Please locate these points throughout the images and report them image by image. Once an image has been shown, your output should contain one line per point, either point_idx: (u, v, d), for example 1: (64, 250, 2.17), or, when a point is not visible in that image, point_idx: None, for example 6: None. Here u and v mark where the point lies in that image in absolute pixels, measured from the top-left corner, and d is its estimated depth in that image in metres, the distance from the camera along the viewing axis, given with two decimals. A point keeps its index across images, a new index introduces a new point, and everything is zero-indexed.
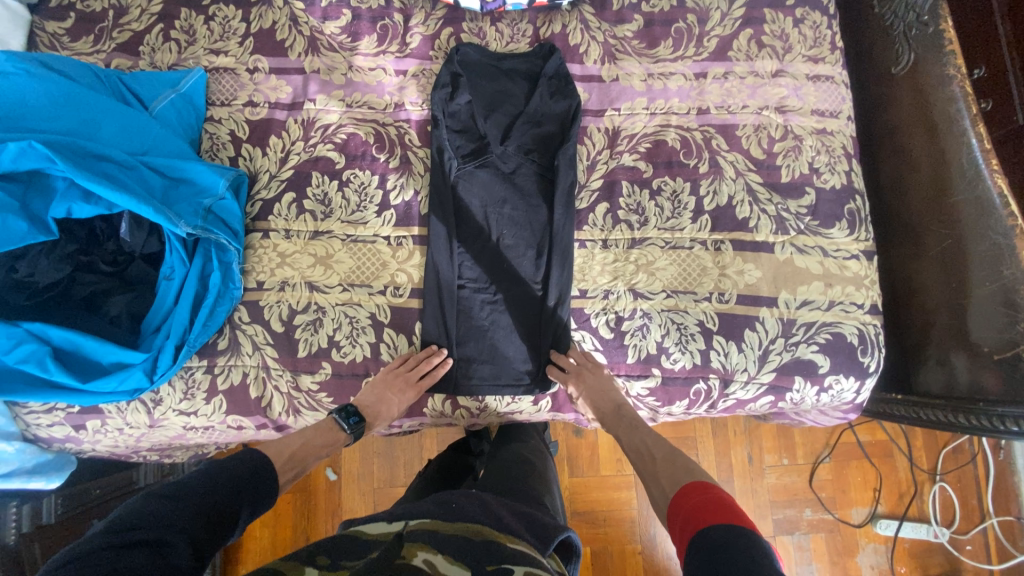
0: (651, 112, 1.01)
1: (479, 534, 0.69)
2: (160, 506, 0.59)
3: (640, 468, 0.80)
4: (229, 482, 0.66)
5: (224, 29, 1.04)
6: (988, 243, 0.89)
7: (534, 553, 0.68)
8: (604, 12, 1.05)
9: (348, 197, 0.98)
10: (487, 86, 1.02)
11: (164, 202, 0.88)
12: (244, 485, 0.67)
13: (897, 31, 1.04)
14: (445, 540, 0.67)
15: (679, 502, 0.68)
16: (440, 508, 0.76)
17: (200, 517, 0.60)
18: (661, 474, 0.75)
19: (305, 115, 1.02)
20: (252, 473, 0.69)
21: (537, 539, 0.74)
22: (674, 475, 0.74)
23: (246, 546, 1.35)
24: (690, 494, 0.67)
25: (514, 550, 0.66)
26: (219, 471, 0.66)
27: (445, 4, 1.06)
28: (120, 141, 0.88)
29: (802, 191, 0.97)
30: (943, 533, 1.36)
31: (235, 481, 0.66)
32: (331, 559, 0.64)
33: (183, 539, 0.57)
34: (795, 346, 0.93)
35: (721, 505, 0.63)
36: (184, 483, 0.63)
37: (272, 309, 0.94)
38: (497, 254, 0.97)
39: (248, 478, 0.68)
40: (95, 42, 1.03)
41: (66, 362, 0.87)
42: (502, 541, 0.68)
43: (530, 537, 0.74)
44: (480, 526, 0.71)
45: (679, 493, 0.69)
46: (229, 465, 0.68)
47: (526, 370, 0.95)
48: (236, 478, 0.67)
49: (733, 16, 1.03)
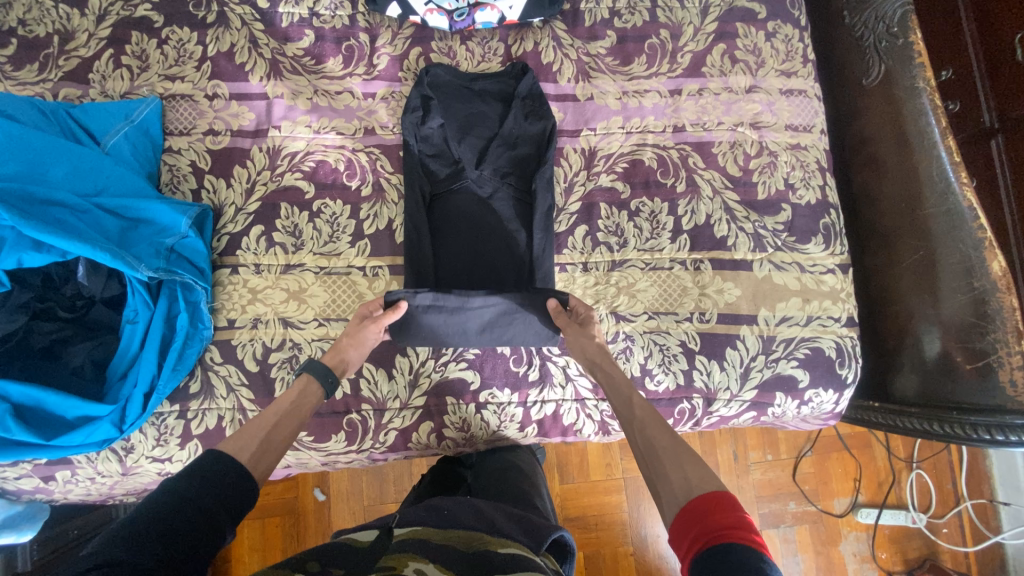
0: (627, 130, 1.00)
1: (470, 545, 0.68)
2: (127, 535, 0.52)
3: (657, 446, 0.66)
4: (212, 490, 0.58)
5: (180, 53, 0.99)
6: (958, 255, 0.91)
7: (528, 554, 0.67)
8: (576, 28, 1.03)
9: (319, 228, 0.95)
10: (460, 108, 1.00)
11: (122, 245, 0.83)
12: (227, 492, 0.59)
13: (866, 42, 1.05)
14: (434, 550, 0.66)
15: (702, 507, 0.56)
16: (431, 515, 0.76)
17: (175, 543, 0.53)
18: (687, 463, 0.62)
19: (270, 142, 0.98)
20: (237, 475, 0.61)
21: (529, 538, 0.73)
22: (696, 474, 0.60)
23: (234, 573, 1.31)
24: (724, 506, 0.55)
25: (504, 555, 0.65)
26: (197, 481, 0.58)
27: (412, 23, 1.02)
28: (70, 182, 0.84)
29: (777, 207, 0.97)
30: (921, 518, 1.41)
31: (217, 483, 0.59)
32: (321, 565, 0.62)
33: (150, 561, 0.50)
34: (776, 362, 0.93)
35: (760, 553, 0.50)
36: (162, 504, 0.55)
37: (245, 348, 0.91)
38: (478, 271, 0.96)
39: (235, 487, 0.60)
40: (40, 71, 0.96)
41: (27, 418, 0.82)
42: (493, 547, 0.67)
43: (521, 536, 0.73)
44: (474, 534, 0.71)
45: (705, 495, 0.57)
46: (210, 470, 0.60)
47: (519, 316, 0.88)
48: (224, 484, 0.59)
49: (706, 30, 1.02)
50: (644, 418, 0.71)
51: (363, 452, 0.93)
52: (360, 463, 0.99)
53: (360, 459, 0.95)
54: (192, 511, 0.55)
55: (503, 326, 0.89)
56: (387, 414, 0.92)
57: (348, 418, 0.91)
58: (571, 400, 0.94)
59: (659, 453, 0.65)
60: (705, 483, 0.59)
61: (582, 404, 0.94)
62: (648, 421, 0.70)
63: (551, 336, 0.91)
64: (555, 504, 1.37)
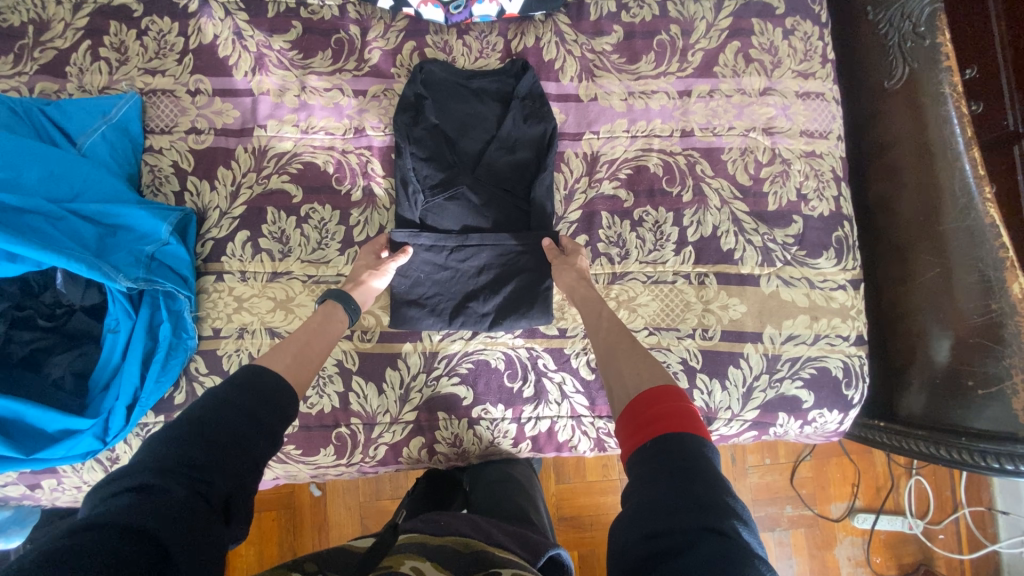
0: (632, 134, 0.95)
1: (469, 545, 0.66)
2: (163, 451, 0.50)
3: (616, 345, 0.72)
4: (256, 399, 0.57)
5: (160, 45, 0.94)
6: (977, 274, 0.87)
7: (525, 563, 0.65)
8: (580, 23, 0.96)
9: (307, 234, 0.91)
10: (456, 108, 0.95)
11: (100, 253, 0.80)
12: (269, 398, 0.59)
13: (890, 42, 0.99)
14: (433, 551, 0.64)
15: (645, 401, 0.59)
16: (429, 525, 0.72)
17: (217, 449, 0.51)
18: (642, 361, 0.67)
19: (255, 142, 0.93)
20: (280, 386, 0.61)
21: (526, 550, 0.69)
22: (645, 368, 0.65)
23: (231, 564, 1.28)
24: (669, 397, 0.58)
25: (503, 557, 0.63)
26: (238, 391, 0.57)
27: (406, 15, 0.96)
28: (45, 187, 0.80)
29: (788, 219, 0.93)
30: (918, 525, 1.39)
31: (257, 391, 0.58)
32: (319, 565, 0.59)
33: (184, 483, 0.48)
34: (780, 382, 0.90)
35: (682, 434, 0.53)
36: (207, 414, 0.54)
37: (230, 359, 0.88)
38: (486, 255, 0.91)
39: (277, 394, 0.60)
40: (14, 63, 0.91)
41: (7, 431, 0.80)
42: (493, 550, 0.65)
43: (518, 548, 0.69)
44: (468, 539, 0.68)
45: (649, 390, 0.60)
46: (251, 382, 0.59)
47: (513, 252, 0.91)
48: (264, 391, 0.59)
49: (719, 26, 0.96)
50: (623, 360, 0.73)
51: (353, 465, 0.91)
52: (350, 475, 0.96)
53: (349, 471, 0.93)
54: (233, 417, 0.54)
55: (501, 266, 0.91)
56: (377, 428, 0.89)
57: (337, 432, 0.89)
58: (567, 417, 0.91)
59: (618, 352, 0.70)
60: (655, 377, 0.63)
61: (578, 421, 0.91)
62: (614, 329, 0.75)
63: (544, 276, 0.90)
64: (550, 504, 1.35)
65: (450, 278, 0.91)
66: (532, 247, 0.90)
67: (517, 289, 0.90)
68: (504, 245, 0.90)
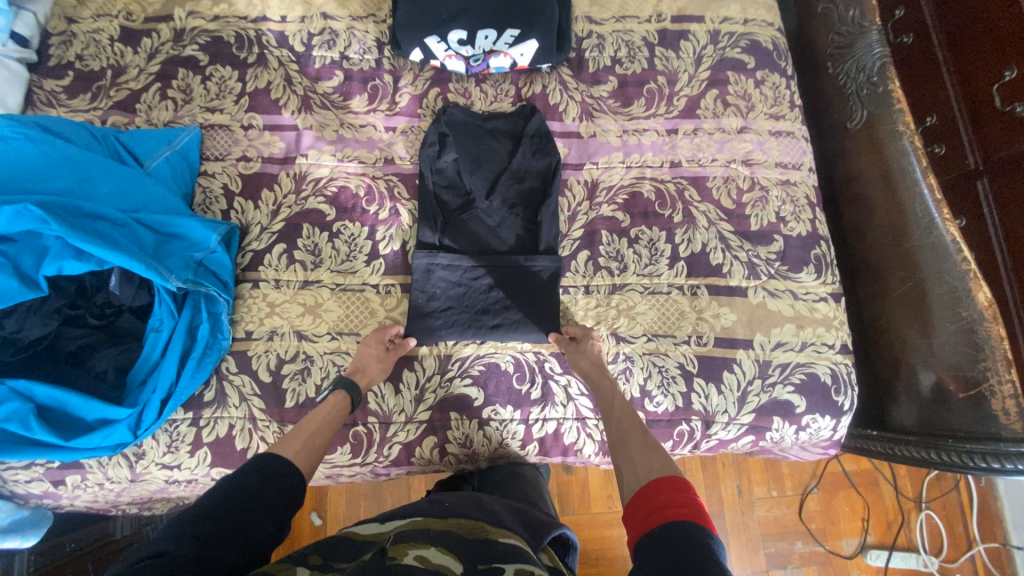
0: (627, 165, 1.08)
1: (470, 532, 0.68)
2: (183, 519, 0.59)
3: (626, 434, 0.79)
4: (264, 478, 0.67)
5: (221, 88, 1.09)
6: (945, 285, 0.95)
7: (525, 546, 0.67)
8: (581, 73, 1.13)
9: (337, 247, 1.01)
10: (472, 144, 1.08)
11: (156, 257, 0.90)
12: (280, 480, 0.68)
13: (849, 90, 1.14)
14: (435, 536, 0.66)
15: (651, 490, 0.65)
16: (432, 507, 0.76)
17: (222, 525, 0.59)
18: (648, 449, 0.74)
19: (297, 168, 1.06)
20: (290, 471, 0.70)
21: (528, 531, 0.72)
22: (654, 458, 0.72)
23: None
24: (670, 487, 0.65)
25: (502, 546, 0.66)
26: (248, 479, 0.66)
27: (432, 66, 1.13)
28: (115, 199, 0.91)
29: (770, 238, 1.03)
30: (933, 561, 1.37)
31: (272, 471, 0.68)
32: (324, 559, 0.61)
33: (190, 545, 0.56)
34: (772, 387, 0.96)
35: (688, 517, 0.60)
36: (230, 495, 0.63)
37: (260, 359, 0.95)
38: (504, 275, 1.00)
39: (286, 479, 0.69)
40: (92, 99, 1.07)
41: (48, 419, 0.86)
42: (494, 536, 0.68)
43: (519, 528, 0.72)
44: (471, 521, 0.71)
45: (656, 479, 0.67)
46: (259, 470, 0.67)
47: (524, 270, 1.00)
48: (275, 472, 0.68)
49: (699, 77, 1.12)
50: (620, 416, 0.84)
51: (367, 466, 0.95)
52: (363, 478, 1.00)
53: (362, 473, 0.97)
54: (246, 493, 0.64)
55: (513, 282, 1.00)
56: (392, 427, 0.94)
57: (354, 431, 0.94)
58: (572, 419, 0.96)
59: (628, 439, 0.78)
60: (660, 467, 0.70)
61: (583, 423, 0.96)
62: (625, 419, 0.83)
63: (552, 293, 1.00)
64: None
65: (462, 292, 0.99)
66: (540, 262, 1.00)
67: (528, 304, 0.99)
68: (516, 264, 1.00)
